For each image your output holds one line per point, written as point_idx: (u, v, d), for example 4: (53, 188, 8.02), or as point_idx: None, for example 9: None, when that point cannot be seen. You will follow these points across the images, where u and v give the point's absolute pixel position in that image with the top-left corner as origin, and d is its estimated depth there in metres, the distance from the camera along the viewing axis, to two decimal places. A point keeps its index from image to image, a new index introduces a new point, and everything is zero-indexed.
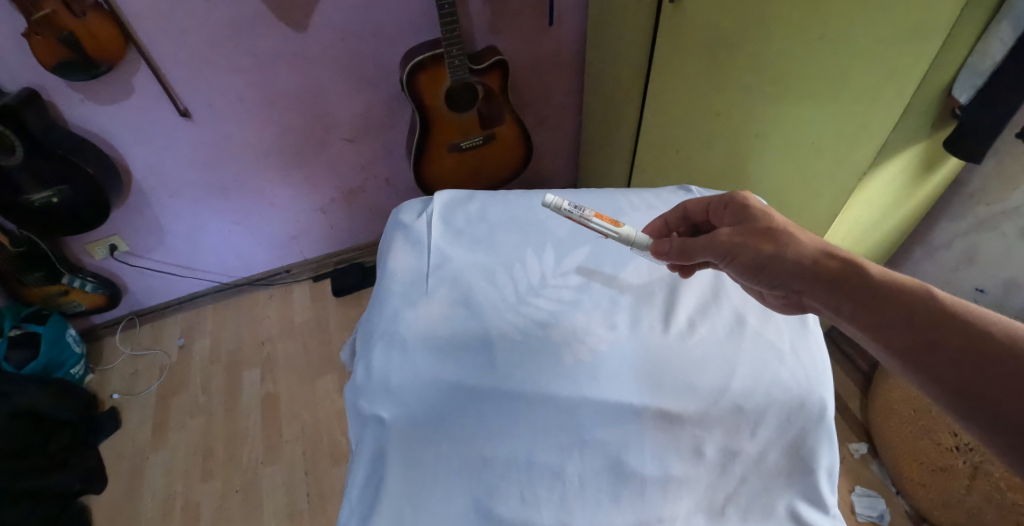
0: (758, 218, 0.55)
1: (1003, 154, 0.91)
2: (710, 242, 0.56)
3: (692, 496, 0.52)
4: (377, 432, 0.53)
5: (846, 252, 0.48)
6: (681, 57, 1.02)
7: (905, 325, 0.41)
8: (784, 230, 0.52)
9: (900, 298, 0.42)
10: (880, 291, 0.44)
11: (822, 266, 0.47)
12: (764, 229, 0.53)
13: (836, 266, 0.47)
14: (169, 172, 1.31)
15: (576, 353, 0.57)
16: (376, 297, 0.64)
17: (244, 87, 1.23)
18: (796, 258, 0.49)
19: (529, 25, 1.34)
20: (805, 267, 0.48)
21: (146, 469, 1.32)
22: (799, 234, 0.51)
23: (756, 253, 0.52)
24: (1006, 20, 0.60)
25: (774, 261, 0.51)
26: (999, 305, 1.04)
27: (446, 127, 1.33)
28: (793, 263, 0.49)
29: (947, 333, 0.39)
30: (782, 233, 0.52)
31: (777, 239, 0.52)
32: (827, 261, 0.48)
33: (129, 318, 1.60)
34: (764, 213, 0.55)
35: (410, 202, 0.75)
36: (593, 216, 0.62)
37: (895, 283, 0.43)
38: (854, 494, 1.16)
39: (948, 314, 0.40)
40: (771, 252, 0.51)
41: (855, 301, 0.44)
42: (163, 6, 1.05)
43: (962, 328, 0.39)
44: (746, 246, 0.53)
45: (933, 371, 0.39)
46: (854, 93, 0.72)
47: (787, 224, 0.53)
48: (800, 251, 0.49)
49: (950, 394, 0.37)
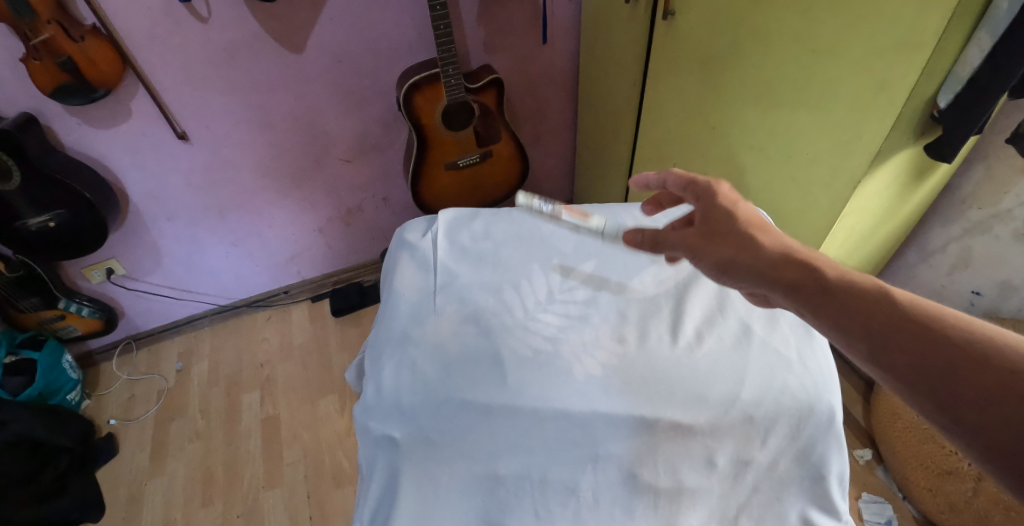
0: (725, 213, 0.55)
1: (992, 159, 0.93)
2: (679, 242, 0.56)
3: (704, 506, 0.53)
4: (389, 453, 0.53)
5: (806, 256, 0.49)
6: (675, 72, 1.04)
7: (863, 323, 0.42)
8: (746, 228, 0.53)
9: (856, 297, 0.43)
10: (835, 291, 0.45)
11: (776, 271, 0.49)
12: (731, 227, 0.54)
13: (795, 270, 0.48)
14: (167, 196, 1.31)
15: (586, 366, 0.57)
16: (383, 316, 0.65)
17: (242, 110, 1.24)
18: (756, 262, 0.50)
19: (524, 43, 1.37)
20: (766, 270, 0.49)
21: (144, 496, 1.30)
22: (760, 236, 0.51)
23: (719, 252, 0.53)
24: (984, 28, 0.62)
25: (737, 263, 0.51)
26: (994, 308, 1.05)
27: (442, 145, 1.34)
28: (750, 268, 0.50)
29: (902, 329, 0.40)
30: (745, 232, 0.52)
31: (740, 240, 0.52)
32: (784, 265, 0.49)
33: (126, 342, 1.59)
34: (730, 209, 0.55)
35: (414, 220, 0.76)
36: (562, 212, 0.68)
37: (850, 282, 0.44)
38: (861, 501, 1.16)
39: (906, 309, 0.41)
40: (733, 252, 0.52)
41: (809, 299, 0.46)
42: (162, 30, 1.06)
43: (919, 327, 0.39)
44: (711, 248, 0.54)
45: (886, 362, 0.40)
46: (847, 104, 0.74)
47: (753, 224, 0.53)
48: (762, 251, 0.50)
49: (906, 387, 0.38)
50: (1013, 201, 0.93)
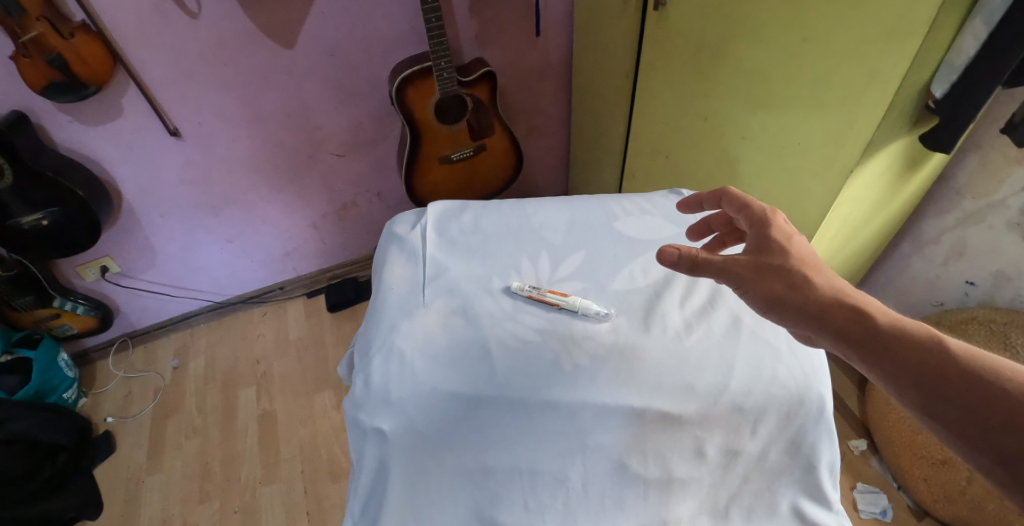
0: (774, 247, 0.52)
1: (987, 148, 0.93)
2: (728, 268, 0.52)
3: (695, 497, 0.53)
4: (377, 445, 0.53)
5: (858, 296, 0.47)
6: (668, 62, 1.03)
7: (908, 367, 0.42)
8: (795, 264, 0.50)
9: (918, 348, 0.41)
10: (891, 338, 0.43)
11: (827, 311, 0.46)
12: (782, 263, 0.51)
13: (849, 312, 0.45)
14: (160, 192, 1.30)
15: (574, 357, 0.56)
16: (373, 310, 0.64)
17: (233, 105, 1.23)
18: (806, 298, 0.48)
19: (517, 36, 1.36)
20: (817, 309, 0.47)
21: (142, 493, 1.30)
22: (812, 274, 0.49)
23: (767, 288, 0.50)
24: (979, 16, 0.61)
25: (786, 298, 0.49)
26: (989, 298, 1.05)
27: (435, 139, 1.34)
28: (802, 305, 0.48)
29: (971, 388, 0.38)
30: (794, 268, 0.50)
31: (788, 275, 0.50)
32: (836, 305, 0.46)
33: (122, 339, 1.58)
34: (780, 244, 0.52)
35: (404, 213, 0.75)
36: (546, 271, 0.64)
37: (903, 329, 0.43)
38: (856, 492, 1.16)
39: (962, 362, 0.40)
40: (783, 288, 0.49)
41: (857, 338, 0.45)
42: (151, 26, 1.05)
43: (990, 386, 0.38)
44: (760, 282, 0.50)
45: (946, 416, 0.38)
46: (838, 93, 0.73)
47: (803, 258, 0.51)
48: (812, 290, 0.48)
49: (961, 441, 0.37)
50: (1008, 191, 0.93)
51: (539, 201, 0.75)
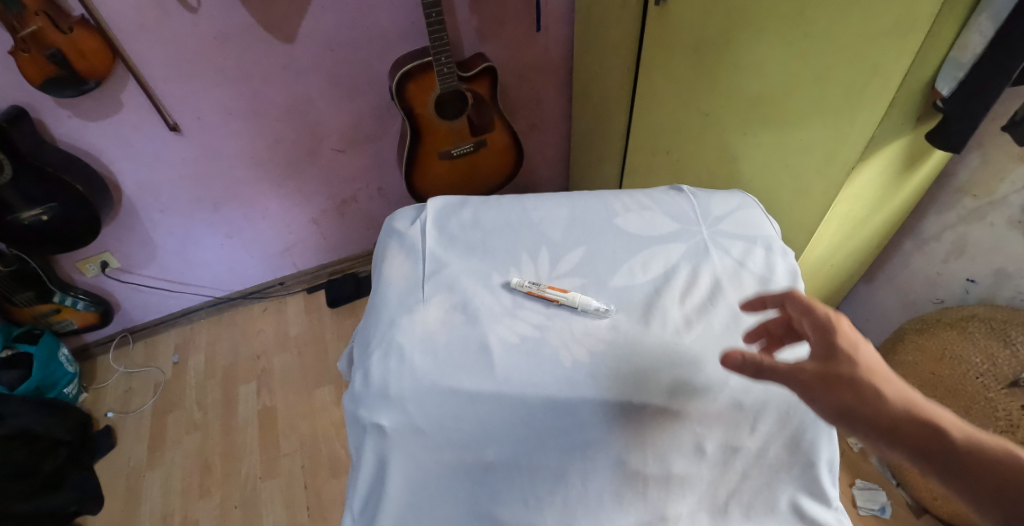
0: (841, 353, 0.44)
1: (988, 146, 0.92)
2: (791, 375, 0.43)
3: (694, 495, 0.53)
4: (377, 440, 0.53)
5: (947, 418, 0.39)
6: (669, 58, 1.03)
7: None
8: (867, 375, 0.42)
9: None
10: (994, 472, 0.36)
11: (915, 435, 0.39)
12: (851, 373, 0.43)
13: (938, 439, 0.38)
14: (160, 188, 1.30)
15: (573, 353, 0.57)
16: (373, 305, 0.64)
17: (233, 100, 1.22)
18: (885, 418, 0.40)
19: (518, 31, 1.35)
20: (899, 433, 0.39)
21: (142, 488, 1.30)
22: (885, 387, 0.41)
23: (838, 398, 0.42)
24: (985, 13, 0.60)
25: (859, 417, 0.41)
26: (989, 295, 1.05)
27: (436, 134, 1.33)
28: (878, 427, 0.40)
29: None
30: (867, 380, 0.42)
31: (859, 387, 0.42)
32: (923, 428, 0.39)
33: (122, 335, 1.58)
34: (848, 350, 0.44)
35: (404, 209, 0.75)
36: (548, 287, 0.62)
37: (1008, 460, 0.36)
38: (854, 488, 1.17)
39: None
40: (856, 402, 0.41)
41: (972, 493, 0.36)
42: (150, 20, 1.05)
43: None
44: (829, 393, 0.42)
45: None
46: (841, 89, 0.73)
47: (875, 368, 0.43)
48: (891, 409, 0.40)
49: None
50: (1009, 189, 0.93)
51: (539, 197, 0.75)
